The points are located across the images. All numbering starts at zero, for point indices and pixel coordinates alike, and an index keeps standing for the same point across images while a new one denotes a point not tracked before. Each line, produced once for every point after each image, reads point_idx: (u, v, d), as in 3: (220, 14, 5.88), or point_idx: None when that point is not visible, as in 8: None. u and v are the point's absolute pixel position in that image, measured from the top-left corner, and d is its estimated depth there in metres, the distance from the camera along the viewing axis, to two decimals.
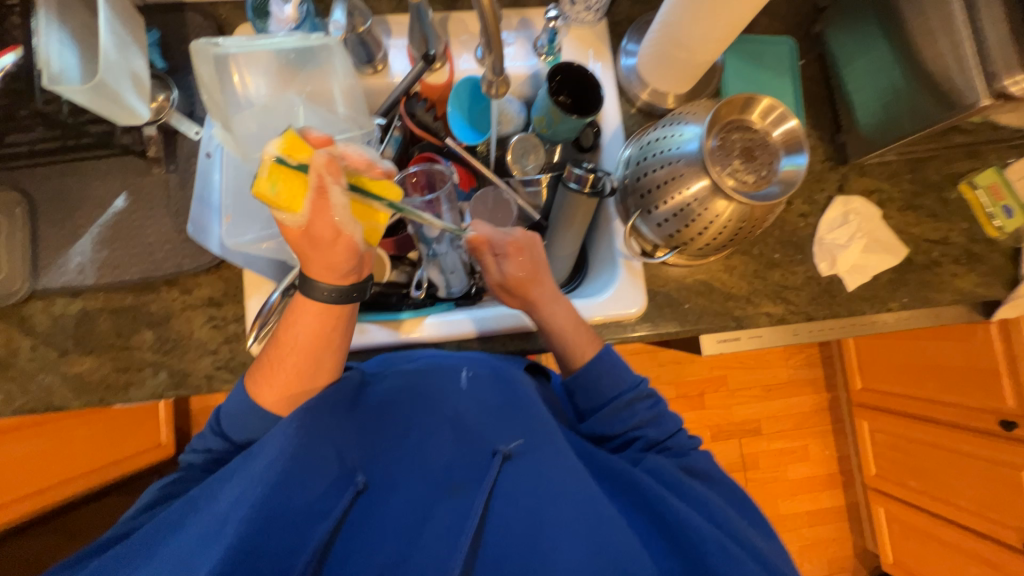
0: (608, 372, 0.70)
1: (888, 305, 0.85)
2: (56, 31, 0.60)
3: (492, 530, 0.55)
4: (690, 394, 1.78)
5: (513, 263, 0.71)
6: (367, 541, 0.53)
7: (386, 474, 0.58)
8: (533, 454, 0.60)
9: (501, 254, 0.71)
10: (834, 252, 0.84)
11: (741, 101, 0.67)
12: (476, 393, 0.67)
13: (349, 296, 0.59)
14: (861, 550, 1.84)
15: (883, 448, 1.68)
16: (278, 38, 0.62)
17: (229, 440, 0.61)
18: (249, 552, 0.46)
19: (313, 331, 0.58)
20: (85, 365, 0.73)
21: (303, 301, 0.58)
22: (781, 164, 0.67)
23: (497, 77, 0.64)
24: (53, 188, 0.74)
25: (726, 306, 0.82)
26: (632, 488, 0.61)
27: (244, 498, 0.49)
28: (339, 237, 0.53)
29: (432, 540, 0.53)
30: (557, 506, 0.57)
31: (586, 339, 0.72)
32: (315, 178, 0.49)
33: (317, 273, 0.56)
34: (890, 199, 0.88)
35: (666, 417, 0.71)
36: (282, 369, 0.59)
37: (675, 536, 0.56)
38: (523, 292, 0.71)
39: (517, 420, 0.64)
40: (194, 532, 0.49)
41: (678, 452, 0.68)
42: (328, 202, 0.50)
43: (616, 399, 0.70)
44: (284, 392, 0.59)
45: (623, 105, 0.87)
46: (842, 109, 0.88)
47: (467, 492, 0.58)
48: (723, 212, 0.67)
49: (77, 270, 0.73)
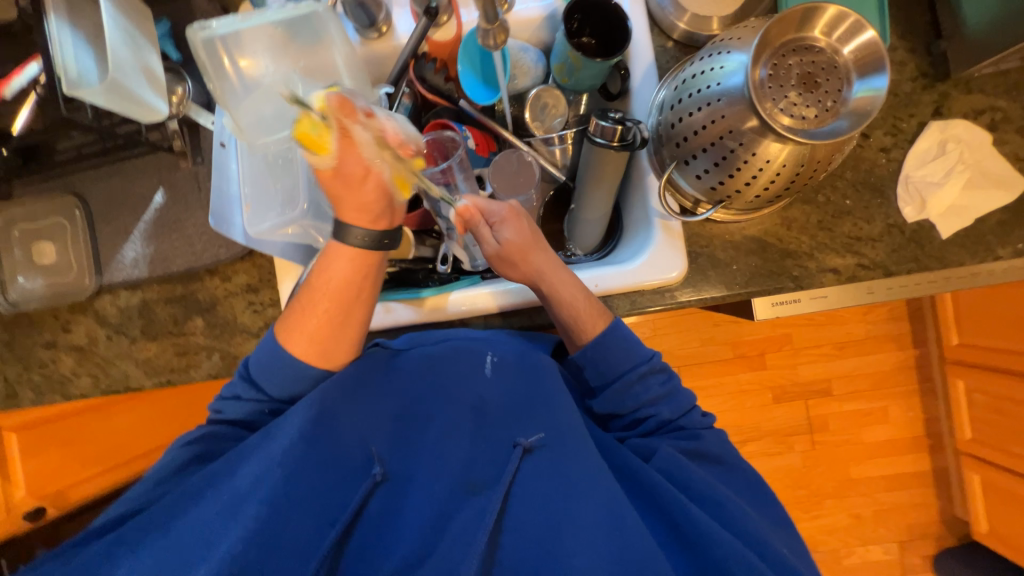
0: (620, 348, 0.65)
1: (997, 254, 0.70)
2: (68, 33, 0.61)
3: (508, 532, 0.58)
4: (750, 354, 1.65)
5: (512, 230, 0.67)
6: (385, 535, 0.58)
7: (403, 466, 0.61)
8: (553, 449, 0.61)
9: (500, 218, 0.68)
10: (923, 192, 0.70)
11: (799, 15, 0.55)
12: (499, 381, 0.66)
13: (375, 248, 0.61)
14: (950, 517, 1.68)
15: (983, 411, 1.48)
16: (268, 11, 0.60)
17: (262, 390, 0.62)
18: (269, 537, 0.50)
19: (345, 279, 0.60)
20: (151, 350, 0.80)
21: (336, 247, 0.60)
22: (853, 90, 0.54)
23: (491, 23, 0.55)
24: (102, 188, 0.79)
25: (782, 264, 0.72)
26: (649, 493, 0.60)
27: (263, 480, 0.53)
28: (367, 175, 0.57)
29: (450, 540, 0.56)
30: (577, 506, 0.57)
31: (595, 314, 0.66)
32: (336, 121, 0.54)
33: (351, 217, 0.59)
34: (1008, 119, 0.70)
35: (678, 394, 0.67)
36: (313, 313, 0.60)
37: (694, 546, 0.55)
38: (525, 259, 0.67)
39: (538, 412, 0.64)
40: (214, 507, 0.52)
41: (691, 434, 0.65)
42: (352, 141, 0.55)
43: (628, 374, 0.66)
44: (310, 339, 0.61)
45: (658, 39, 0.76)
46: (944, 10, 0.70)
47: (484, 492, 0.60)
48: (777, 156, 0.57)
49: (132, 265, 0.79)
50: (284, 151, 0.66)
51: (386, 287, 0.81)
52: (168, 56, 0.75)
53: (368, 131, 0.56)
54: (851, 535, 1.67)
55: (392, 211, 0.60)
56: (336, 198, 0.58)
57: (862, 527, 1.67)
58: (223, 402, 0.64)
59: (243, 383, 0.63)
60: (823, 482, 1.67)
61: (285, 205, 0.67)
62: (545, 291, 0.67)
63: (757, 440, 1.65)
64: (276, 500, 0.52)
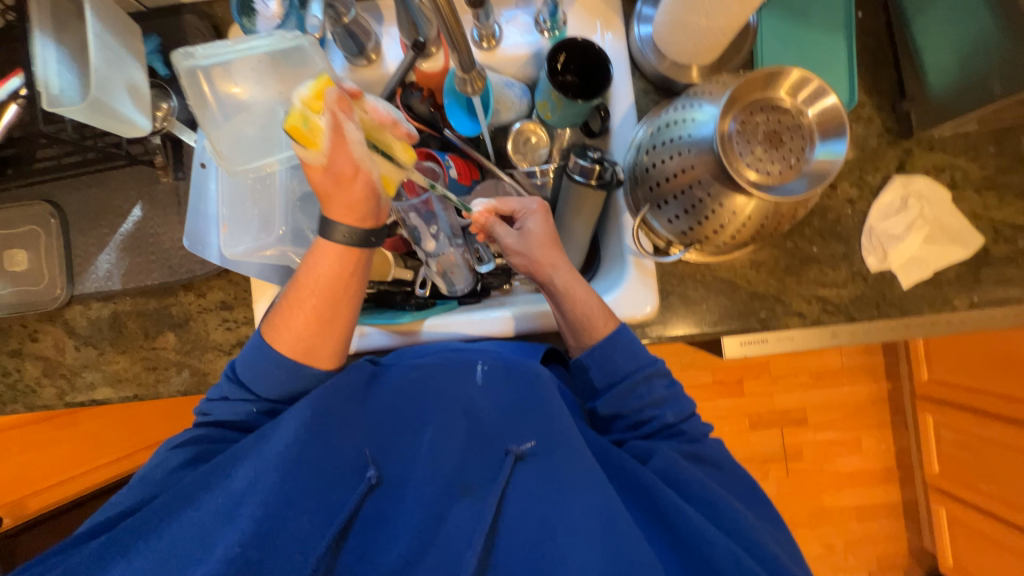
0: (623, 349, 0.65)
1: (953, 305, 0.73)
2: (52, 50, 0.61)
3: (505, 533, 0.57)
4: (728, 380, 1.67)
5: (536, 223, 0.71)
6: (382, 536, 0.56)
7: (397, 470, 0.61)
8: (544, 456, 0.60)
9: (529, 211, 0.71)
10: (886, 244, 0.73)
11: (764, 77, 0.58)
12: (491, 390, 0.65)
13: (360, 244, 0.61)
14: (917, 549, 1.71)
15: (950, 447, 1.52)
16: (256, 41, 0.60)
17: (255, 393, 0.62)
18: (261, 537, 0.49)
19: (333, 273, 0.61)
20: (120, 363, 0.79)
21: (321, 242, 0.60)
22: (815, 152, 0.57)
23: (468, 72, 0.59)
24: (80, 199, 0.78)
25: (750, 306, 0.74)
26: (642, 491, 0.59)
27: (258, 480, 0.53)
28: (358, 174, 0.56)
29: (445, 542, 0.55)
30: (570, 506, 0.56)
31: (603, 314, 0.66)
32: (329, 115, 0.51)
33: (339, 216, 0.58)
34: (966, 177, 0.74)
35: (681, 398, 0.67)
36: (301, 310, 0.61)
37: (688, 546, 0.54)
38: (545, 249, 0.69)
39: (532, 418, 0.62)
40: (210, 508, 0.52)
41: (692, 437, 0.65)
42: (345, 139, 0.53)
43: (632, 376, 0.65)
44: (297, 338, 0.61)
45: (638, 82, 0.79)
46: (908, 72, 0.74)
47: (477, 493, 0.59)
48: (743, 208, 0.59)
49: (106, 277, 0.78)
50: (262, 176, 0.67)
51: (363, 310, 0.81)
52: (155, 71, 0.76)
53: (360, 128, 0.53)
54: (821, 564, 1.69)
55: (380, 211, 0.60)
56: (326, 198, 0.57)
57: (833, 557, 1.69)
58: (210, 404, 0.63)
59: (230, 385, 0.62)
60: (796, 510, 1.68)
61: (263, 229, 0.68)
62: (557, 284, 0.67)
63: None
64: (267, 501, 0.51)
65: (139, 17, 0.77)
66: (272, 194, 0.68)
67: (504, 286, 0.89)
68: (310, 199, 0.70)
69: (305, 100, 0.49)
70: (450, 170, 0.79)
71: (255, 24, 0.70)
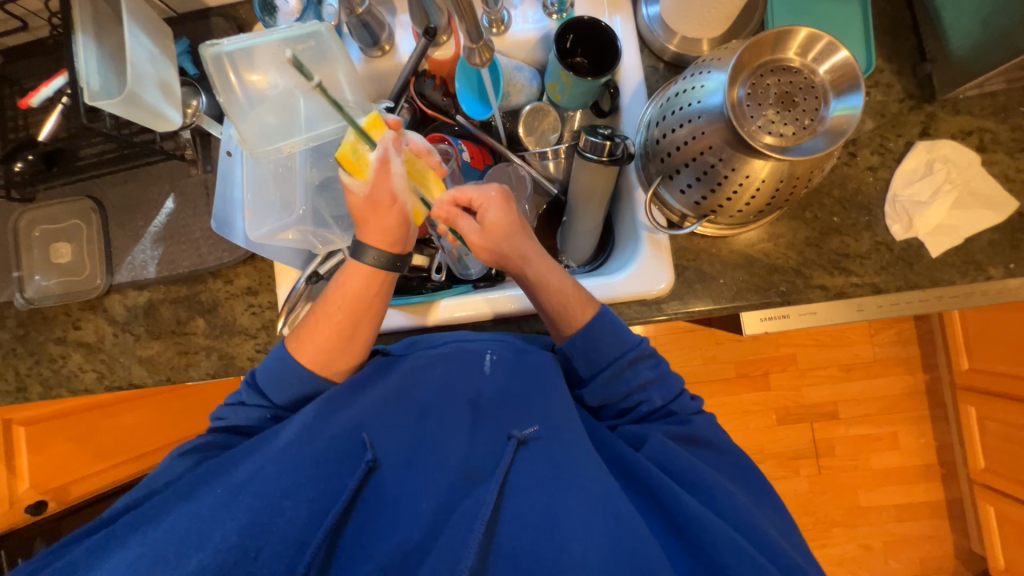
0: (609, 333, 0.62)
1: (987, 273, 0.69)
2: (93, 50, 0.66)
3: (505, 521, 0.55)
4: (753, 374, 1.62)
5: (490, 215, 0.62)
6: (381, 522, 0.56)
7: (399, 452, 0.59)
8: (547, 441, 0.60)
9: (486, 198, 0.63)
10: (911, 211, 0.70)
11: (773, 38, 0.57)
12: (496, 378, 0.65)
13: (393, 266, 0.63)
14: (965, 551, 1.60)
15: (997, 440, 1.43)
16: (278, 30, 0.66)
17: (268, 399, 0.63)
18: (262, 529, 0.50)
19: (358, 292, 0.63)
20: (154, 348, 0.83)
21: (352, 263, 0.63)
22: (831, 109, 0.57)
23: (477, 42, 0.61)
24: (118, 194, 0.83)
25: (769, 279, 0.72)
26: (639, 480, 0.58)
27: (257, 473, 0.53)
28: (395, 204, 0.60)
29: (451, 534, 0.55)
30: (574, 497, 0.55)
31: (582, 301, 0.63)
32: (381, 150, 0.56)
33: (372, 240, 0.62)
34: (996, 140, 0.71)
35: (669, 377, 0.64)
36: (325, 323, 0.62)
37: (688, 534, 0.52)
38: (506, 242, 0.63)
39: (535, 403, 0.63)
40: (204, 503, 0.51)
41: (682, 419, 0.62)
42: (388, 170, 0.58)
43: (617, 362, 0.62)
44: (321, 354, 0.62)
45: (648, 60, 0.79)
46: (929, 35, 0.72)
47: (483, 482, 0.58)
48: (758, 172, 0.58)
49: (142, 266, 0.82)
50: (282, 160, 0.72)
51: None
52: (185, 71, 0.80)
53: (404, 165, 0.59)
54: (859, 567, 1.60)
55: (409, 237, 0.64)
56: (361, 223, 0.61)
57: (871, 559, 1.60)
58: (226, 408, 0.65)
59: (247, 389, 0.64)
60: (830, 510, 1.61)
61: (285, 211, 0.72)
62: (529, 275, 0.64)
63: (761, 462, 1.61)
64: (267, 493, 0.52)
65: (171, 22, 0.82)
66: (296, 176, 0.72)
67: None
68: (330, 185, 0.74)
69: (363, 136, 0.56)
70: (462, 154, 0.81)
71: (276, 21, 0.75)
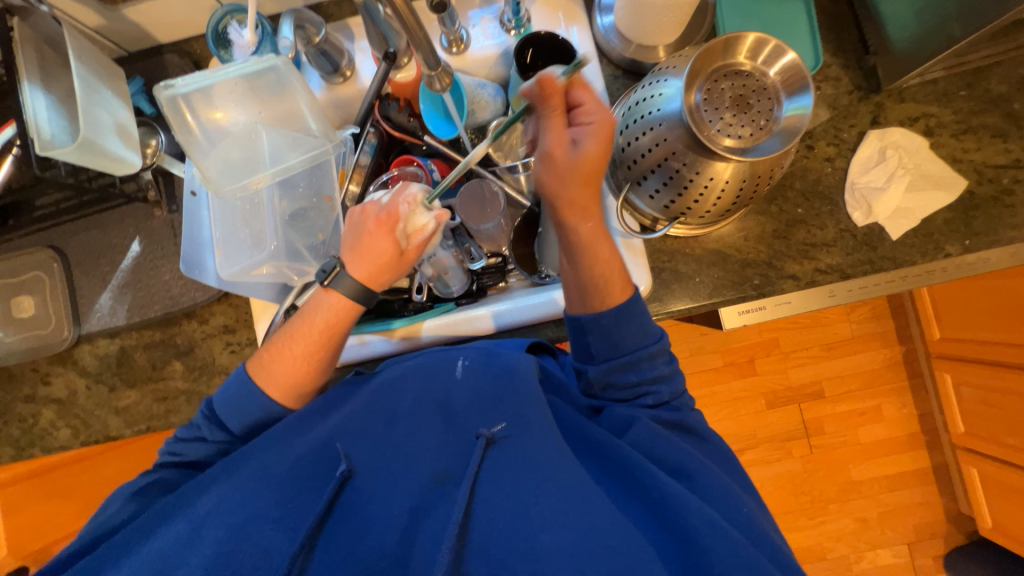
0: (633, 323, 0.60)
1: (946, 251, 0.73)
2: (41, 96, 0.64)
3: (479, 521, 0.53)
4: (739, 362, 1.66)
5: (591, 143, 0.56)
6: (354, 531, 0.53)
7: (370, 459, 0.58)
8: (517, 438, 0.57)
9: (590, 124, 0.56)
10: (869, 197, 0.73)
11: (723, 44, 0.59)
12: (469, 382, 0.64)
13: (366, 302, 0.62)
14: (955, 514, 1.66)
15: (972, 403, 1.49)
16: (234, 65, 0.65)
17: (228, 431, 0.63)
18: (228, 554, 0.49)
19: (325, 326, 0.62)
20: (131, 398, 0.80)
21: (324, 296, 0.62)
22: (784, 109, 0.58)
23: (435, 69, 0.63)
24: (79, 242, 0.81)
25: (744, 274, 0.74)
26: (620, 466, 0.56)
27: (221, 504, 0.53)
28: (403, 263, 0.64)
29: (425, 534, 0.52)
30: (547, 487, 0.53)
31: (621, 277, 0.61)
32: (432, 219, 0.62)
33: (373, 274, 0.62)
34: (941, 124, 0.75)
35: (677, 375, 0.64)
36: (289, 353, 0.61)
37: (665, 514, 0.50)
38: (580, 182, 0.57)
39: (505, 401, 0.60)
40: (170, 537, 0.51)
41: (674, 407, 0.62)
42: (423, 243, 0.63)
43: (639, 351, 0.60)
44: (288, 385, 0.62)
45: (607, 69, 0.81)
46: (870, 29, 0.75)
47: (454, 481, 0.56)
48: (721, 173, 0.60)
49: (110, 312, 0.80)
50: (250, 196, 0.72)
51: (364, 321, 0.82)
52: (142, 111, 0.79)
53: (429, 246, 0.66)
54: (857, 540, 1.64)
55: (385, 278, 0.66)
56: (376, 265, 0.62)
57: (869, 531, 1.64)
58: (181, 444, 0.63)
59: (207, 422, 0.63)
60: (825, 487, 1.65)
61: (256, 247, 0.71)
62: (580, 236, 0.60)
63: (754, 447, 1.64)
64: (233, 519, 0.51)
65: (123, 62, 0.81)
66: (262, 211, 0.72)
67: (499, 283, 0.88)
68: (301, 216, 0.74)
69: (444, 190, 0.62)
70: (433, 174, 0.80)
71: (232, 55, 0.74)
